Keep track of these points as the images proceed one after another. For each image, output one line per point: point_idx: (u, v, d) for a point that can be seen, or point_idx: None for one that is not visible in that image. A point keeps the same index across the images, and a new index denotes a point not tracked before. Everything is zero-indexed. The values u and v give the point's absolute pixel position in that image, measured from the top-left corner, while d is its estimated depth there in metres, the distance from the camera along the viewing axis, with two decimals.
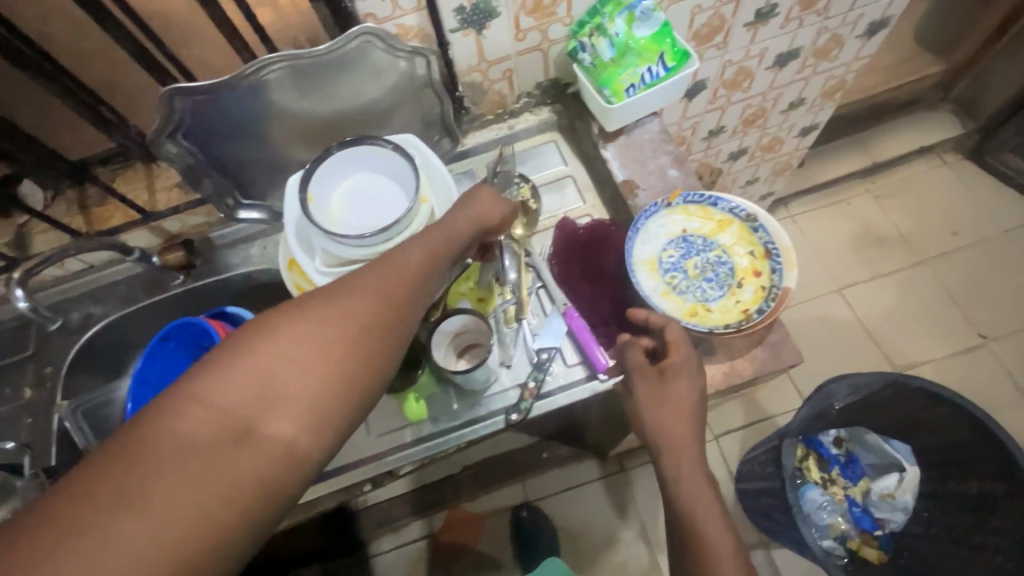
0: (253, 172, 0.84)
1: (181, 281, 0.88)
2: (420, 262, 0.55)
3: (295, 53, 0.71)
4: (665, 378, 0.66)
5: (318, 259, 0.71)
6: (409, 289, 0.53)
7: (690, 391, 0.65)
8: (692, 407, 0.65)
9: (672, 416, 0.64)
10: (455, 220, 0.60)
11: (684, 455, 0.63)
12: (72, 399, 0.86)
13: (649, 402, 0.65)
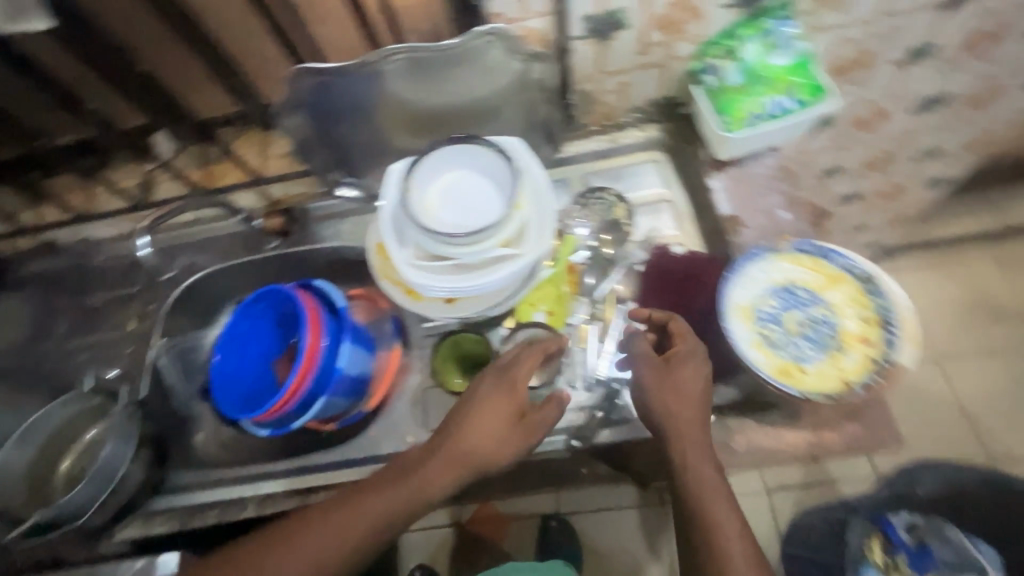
0: (357, 152, 0.87)
1: (275, 246, 0.93)
2: (381, 508, 0.59)
3: (417, 46, 0.72)
4: (668, 364, 0.63)
5: (407, 250, 0.71)
6: (361, 537, 0.59)
7: (694, 373, 0.62)
8: (700, 393, 0.61)
9: (678, 399, 0.61)
10: (451, 449, 0.60)
11: (694, 448, 0.59)
12: (168, 338, 0.88)
13: (655, 388, 0.62)
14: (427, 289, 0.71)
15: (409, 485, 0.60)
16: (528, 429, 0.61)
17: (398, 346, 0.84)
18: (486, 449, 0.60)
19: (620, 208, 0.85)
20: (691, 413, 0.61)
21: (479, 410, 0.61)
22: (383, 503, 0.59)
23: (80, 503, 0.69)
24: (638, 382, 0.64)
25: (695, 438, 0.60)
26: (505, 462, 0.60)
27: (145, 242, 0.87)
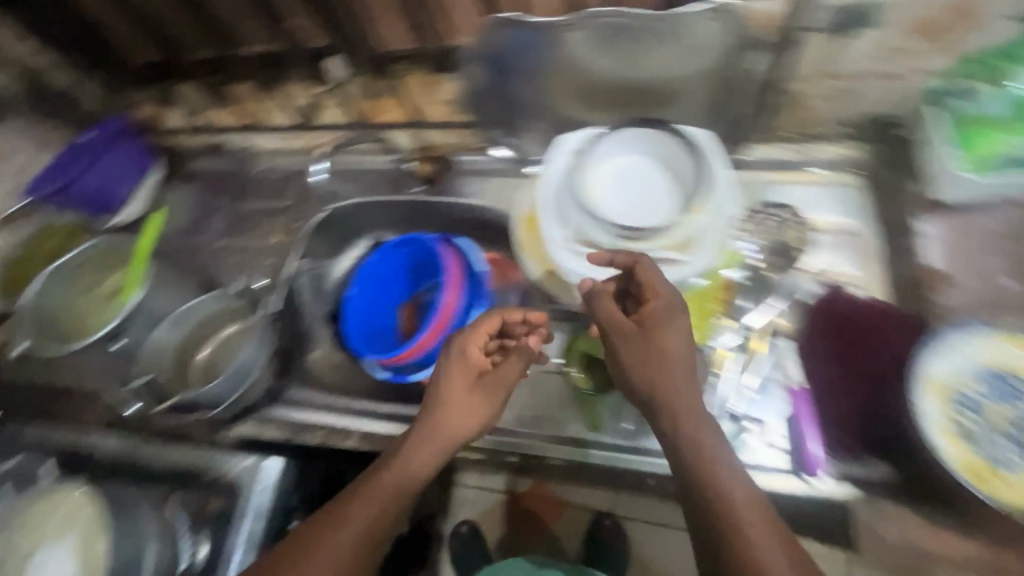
0: (521, 113, 0.83)
1: (418, 191, 0.92)
2: (416, 459, 0.61)
3: (620, 11, 0.65)
4: (645, 329, 0.57)
5: (561, 229, 0.67)
6: (401, 487, 0.59)
7: (678, 341, 0.56)
8: (683, 356, 0.55)
9: (658, 374, 0.54)
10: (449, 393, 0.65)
11: (710, 435, 0.52)
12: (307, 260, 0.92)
13: (632, 359, 0.56)
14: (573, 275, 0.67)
15: (394, 471, 0.60)
16: (494, 393, 0.67)
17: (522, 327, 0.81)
18: (463, 425, 0.64)
19: (795, 232, 0.76)
20: (677, 380, 0.55)
21: (452, 389, 0.65)
22: (412, 457, 0.61)
23: (217, 395, 0.75)
24: (615, 352, 0.58)
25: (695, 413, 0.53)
26: (480, 426, 0.66)
27: (325, 166, 0.98)
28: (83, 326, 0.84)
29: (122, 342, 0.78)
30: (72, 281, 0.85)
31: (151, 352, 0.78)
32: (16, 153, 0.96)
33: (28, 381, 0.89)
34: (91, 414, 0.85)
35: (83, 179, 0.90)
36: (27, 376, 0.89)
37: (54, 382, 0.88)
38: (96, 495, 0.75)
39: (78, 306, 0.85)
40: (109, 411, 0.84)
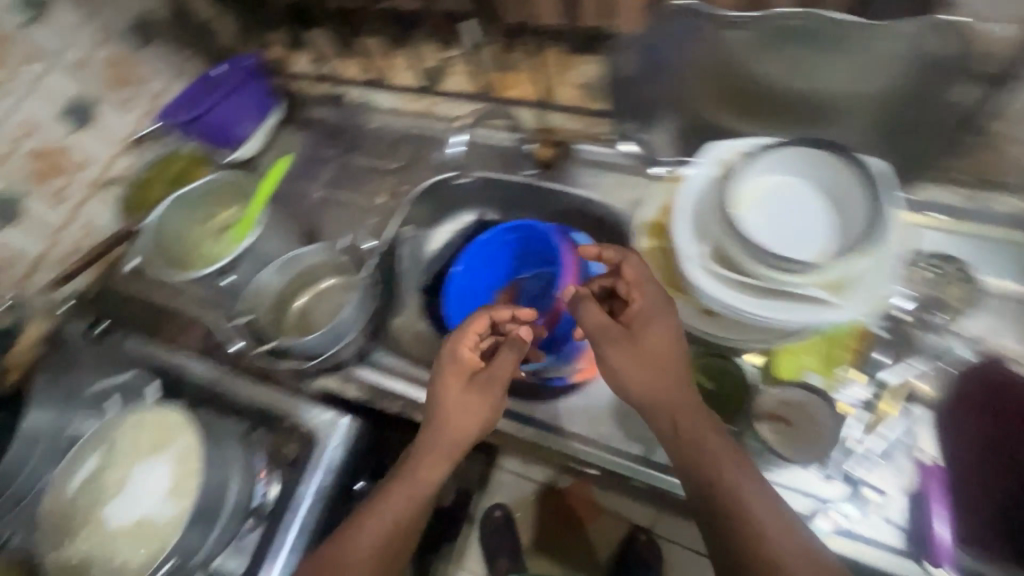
0: (661, 109, 0.78)
1: (531, 174, 0.89)
2: (424, 471, 0.63)
3: (808, 11, 0.60)
4: (633, 331, 0.60)
5: (698, 242, 0.61)
6: (414, 500, 0.62)
7: (665, 339, 0.59)
8: (670, 352, 0.59)
9: (657, 380, 0.57)
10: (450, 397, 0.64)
11: (715, 439, 0.55)
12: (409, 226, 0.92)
13: (627, 362, 0.59)
14: (704, 296, 0.61)
15: (404, 485, 0.62)
16: (492, 389, 0.65)
17: None
18: (466, 430, 0.63)
19: (955, 288, 0.68)
20: (671, 380, 0.58)
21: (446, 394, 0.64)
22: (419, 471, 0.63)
23: (318, 345, 0.77)
24: (610, 359, 0.61)
25: (691, 411, 0.57)
26: (486, 424, 0.64)
27: (462, 140, 0.95)
28: (196, 254, 0.88)
29: (231, 279, 0.80)
30: (192, 211, 0.89)
31: (257, 293, 0.80)
32: (156, 76, 1.00)
33: (136, 297, 0.93)
34: (190, 339, 0.89)
35: (211, 113, 0.94)
36: (137, 291, 0.94)
37: (160, 302, 0.92)
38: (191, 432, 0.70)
39: (196, 235, 0.89)
40: (206, 339, 0.88)
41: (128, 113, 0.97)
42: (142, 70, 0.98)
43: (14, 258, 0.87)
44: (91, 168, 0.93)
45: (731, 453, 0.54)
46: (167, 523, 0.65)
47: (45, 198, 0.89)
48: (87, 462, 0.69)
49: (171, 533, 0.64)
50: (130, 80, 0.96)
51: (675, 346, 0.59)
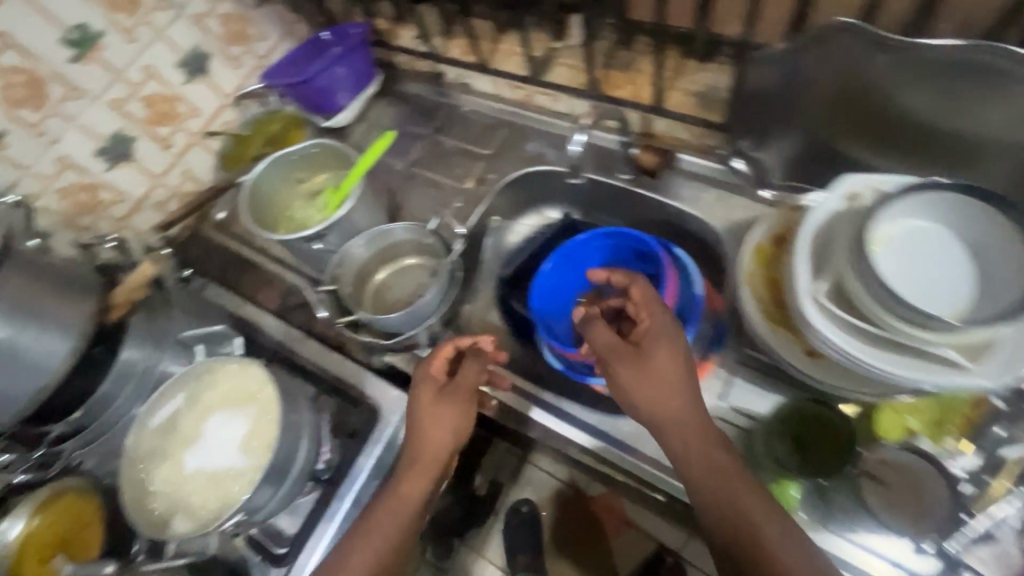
0: (784, 131, 0.72)
1: (626, 179, 0.84)
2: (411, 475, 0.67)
3: (970, 44, 0.55)
4: (643, 352, 0.60)
5: (817, 280, 0.57)
6: (407, 503, 0.66)
7: (673, 362, 0.59)
8: (678, 376, 0.58)
9: (663, 402, 0.58)
10: (424, 413, 0.69)
11: (717, 470, 0.56)
12: (500, 217, 0.94)
13: (634, 386, 0.59)
14: (815, 338, 0.56)
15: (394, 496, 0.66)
16: (461, 398, 0.70)
17: (711, 362, 0.70)
18: (441, 440, 0.69)
19: None
20: (675, 404, 0.58)
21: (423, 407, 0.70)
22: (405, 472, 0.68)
23: (395, 325, 0.76)
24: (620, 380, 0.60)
25: (696, 433, 0.57)
26: (458, 431, 0.70)
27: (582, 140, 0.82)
28: (287, 216, 0.90)
29: (318, 246, 0.81)
30: (286, 172, 0.90)
31: (342, 263, 0.81)
32: (267, 36, 1.02)
33: (226, 249, 0.97)
34: (269, 297, 0.91)
35: (314, 79, 0.96)
36: (226, 243, 0.97)
37: (244, 257, 0.95)
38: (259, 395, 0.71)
39: (289, 196, 0.91)
40: (284, 299, 0.90)
41: (237, 70, 0.99)
42: (255, 28, 0.99)
43: (123, 196, 0.89)
44: (199, 119, 0.96)
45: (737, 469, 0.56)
46: (241, 477, 0.66)
47: (157, 141, 0.91)
48: (170, 402, 0.71)
49: (241, 491, 0.65)
50: (244, 37, 0.98)
51: (683, 366, 0.59)
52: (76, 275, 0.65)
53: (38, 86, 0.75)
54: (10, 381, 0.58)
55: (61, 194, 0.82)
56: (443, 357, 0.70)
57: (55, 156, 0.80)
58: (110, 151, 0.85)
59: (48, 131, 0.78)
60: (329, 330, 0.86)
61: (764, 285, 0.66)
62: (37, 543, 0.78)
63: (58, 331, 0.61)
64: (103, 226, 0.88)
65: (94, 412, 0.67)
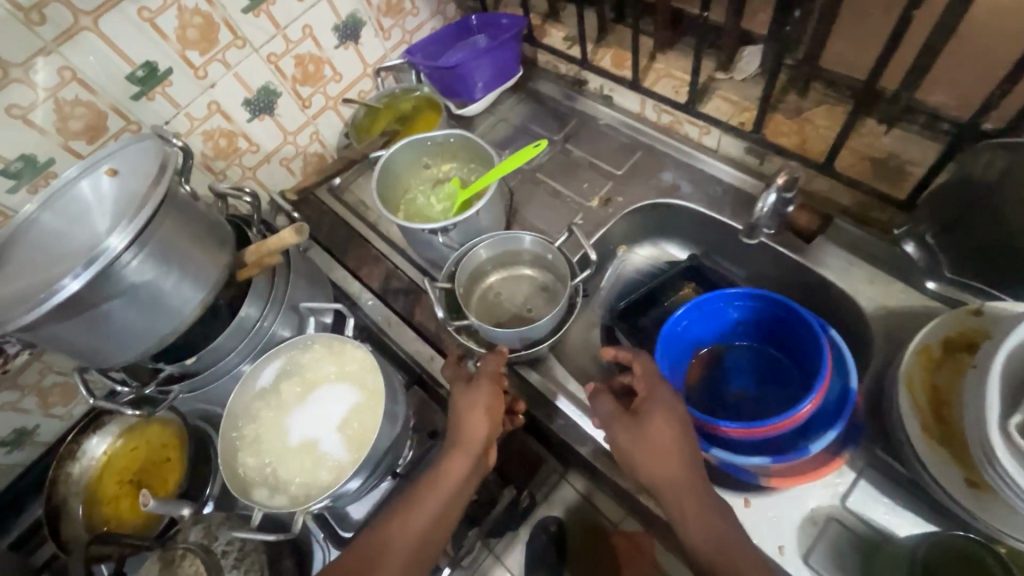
0: (977, 225, 0.63)
1: (767, 234, 0.77)
2: (477, 428, 0.63)
3: None
4: (639, 418, 0.60)
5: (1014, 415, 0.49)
6: (474, 450, 0.63)
7: (670, 427, 0.58)
8: (673, 443, 0.57)
9: (657, 467, 0.57)
10: (463, 398, 0.66)
11: (714, 537, 0.54)
12: (623, 248, 0.91)
13: (630, 450, 0.59)
14: (996, 476, 0.50)
15: (464, 445, 0.63)
16: (485, 386, 0.66)
17: (843, 459, 0.63)
18: (477, 430, 0.64)
19: None
20: (669, 468, 0.57)
21: (456, 401, 0.66)
22: (473, 424, 0.64)
23: (500, 340, 0.73)
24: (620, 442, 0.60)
25: (692, 495, 0.56)
26: (494, 414, 0.65)
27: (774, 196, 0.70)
28: (409, 199, 0.90)
29: (439, 240, 0.79)
30: (417, 155, 0.89)
31: (460, 262, 0.79)
32: (417, 12, 1.00)
33: (336, 215, 0.97)
34: (372, 275, 0.90)
35: (463, 64, 0.93)
36: (338, 211, 0.97)
37: (353, 228, 0.95)
38: (358, 378, 0.71)
39: (413, 178, 0.91)
40: (386, 281, 0.89)
41: (383, 41, 0.98)
42: (410, 4, 0.98)
43: (257, 148, 0.90)
44: (339, 84, 0.96)
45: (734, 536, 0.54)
46: (335, 465, 0.67)
47: (298, 100, 0.91)
48: (274, 365, 0.72)
49: (333, 481, 0.65)
50: (396, 10, 0.97)
51: (682, 434, 0.58)
52: (218, 228, 0.65)
53: (210, 31, 0.76)
54: (143, 321, 0.59)
55: (205, 137, 0.83)
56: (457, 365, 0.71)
57: (208, 101, 0.80)
58: (256, 103, 0.86)
59: (207, 75, 0.79)
60: (428, 322, 0.84)
61: (925, 393, 0.60)
62: (118, 468, 0.84)
63: (194, 283, 0.61)
64: (233, 174, 0.90)
65: (204, 362, 0.67)
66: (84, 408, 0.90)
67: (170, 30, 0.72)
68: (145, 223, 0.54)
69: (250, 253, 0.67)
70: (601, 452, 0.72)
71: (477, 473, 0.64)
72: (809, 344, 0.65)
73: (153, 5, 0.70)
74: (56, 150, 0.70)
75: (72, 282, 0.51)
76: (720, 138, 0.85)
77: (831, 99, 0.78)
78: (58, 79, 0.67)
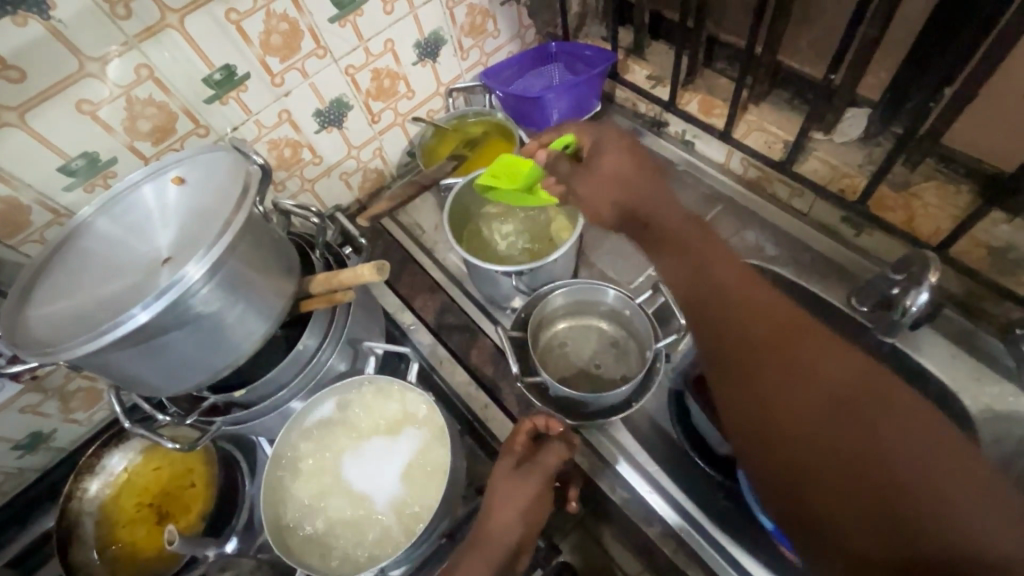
0: None
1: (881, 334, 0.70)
2: (508, 531, 0.60)
3: None
4: (591, 160, 0.66)
5: None
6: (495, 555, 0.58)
7: (618, 160, 0.64)
8: (619, 175, 0.63)
9: (617, 197, 0.63)
10: (506, 488, 0.62)
11: (679, 261, 0.57)
12: None
13: (582, 187, 0.66)
14: None
15: (488, 550, 0.58)
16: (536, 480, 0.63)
17: None
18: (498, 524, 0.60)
19: None
20: (623, 195, 0.63)
21: (496, 485, 0.63)
22: (506, 527, 0.60)
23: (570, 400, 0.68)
24: (576, 197, 0.68)
25: (654, 228, 0.60)
26: (534, 513, 0.62)
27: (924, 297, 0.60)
28: (474, 229, 0.85)
29: (511, 282, 0.74)
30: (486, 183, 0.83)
31: (533, 310, 0.74)
32: (498, 34, 0.96)
33: (390, 237, 0.92)
34: (426, 307, 0.84)
35: (548, 98, 0.88)
36: (395, 232, 0.92)
37: (409, 252, 0.90)
38: (419, 431, 0.67)
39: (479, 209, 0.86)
40: (441, 315, 0.83)
41: (460, 61, 0.93)
42: (493, 25, 0.93)
43: (320, 160, 0.85)
44: (410, 102, 0.91)
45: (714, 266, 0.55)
46: (392, 525, 0.63)
47: (367, 114, 0.86)
48: (323, 406, 0.68)
49: (386, 549, 0.62)
50: (478, 31, 0.92)
51: (634, 164, 0.64)
52: (286, 254, 0.60)
53: (294, 38, 0.71)
54: (202, 354, 0.54)
55: (270, 145, 0.78)
56: (524, 436, 0.64)
57: (279, 108, 0.76)
58: (327, 114, 0.81)
59: (284, 83, 0.74)
60: (484, 366, 0.78)
61: None
62: (139, 488, 0.78)
63: (259, 315, 0.56)
64: (292, 185, 0.85)
65: (253, 395, 0.62)
66: (106, 414, 0.84)
67: (254, 34, 0.68)
68: (221, 252, 0.49)
69: (318, 283, 0.62)
70: (670, 534, 0.66)
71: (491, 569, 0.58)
72: None
73: (242, 8, 0.65)
74: (120, 150, 0.66)
75: (139, 312, 0.47)
76: (816, 202, 0.79)
77: (942, 176, 0.73)
78: (133, 76, 0.62)
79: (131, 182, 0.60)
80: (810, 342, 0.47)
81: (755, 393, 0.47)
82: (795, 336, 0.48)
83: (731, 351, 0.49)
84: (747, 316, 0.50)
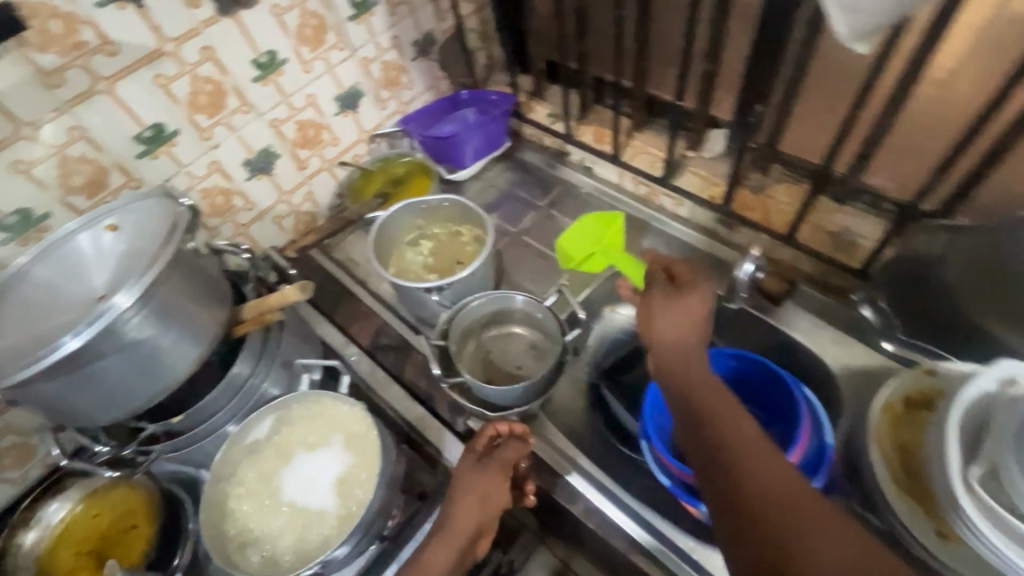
0: (929, 299, 0.70)
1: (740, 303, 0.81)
2: (466, 517, 0.66)
3: None
4: (676, 290, 0.63)
5: (976, 467, 0.54)
6: (458, 542, 0.65)
7: (701, 300, 0.62)
8: (701, 316, 0.61)
9: (678, 328, 0.60)
10: (461, 483, 0.68)
11: (721, 405, 0.54)
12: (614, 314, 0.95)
13: (661, 306, 0.62)
14: (960, 525, 0.54)
15: (449, 540, 0.64)
16: (490, 470, 0.69)
17: None
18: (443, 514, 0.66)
19: None
20: (693, 332, 0.60)
21: (458, 478, 0.69)
22: (467, 518, 0.66)
23: (489, 396, 0.75)
24: (647, 308, 0.64)
25: (700, 369, 0.57)
26: (495, 502, 0.68)
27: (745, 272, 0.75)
28: (401, 256, 0.94)
29: (433, 298, 0.82)
30: (409, 215, 0.93)
31: (453, 320, 0.82)
32: (413, 85, 1.07)
33: (325, 272, 0.98)
34: (361, 331, 0.91)
35: (460, 137, 0.99)
36: (330, 268, 0.98)
37: (343, 285, 0.96)
38: (349, 440, 0.71)
39: (404, 238, 0.95)
40: (376, 337, 0.90)
41: (380, 110, 1.03)
42: (407, 77, 1.04)
43: (252, 206, 0.92)
44: (335, 148, 1.00)
45: (738, 422, 0.53)
46: (330, 526, 0.67)
47: (295, 161, 0.94)
48: (259, 424, 0.73)
49: (326, 547, 0.65)
50: (394, 83, 1.03)
51: (706, 305, 0.62)
52: (217, 283, 0.66)
53: (219, 97, 0.79)
54: (139, 379, 0.58)
55: (202, 194, 0.85)
56: (489, 435, 0.70)
57: (209, 160, 0.83)
58: (255, 163, 0.89)
59: (212, 137, 0.81)
60: (417, 379, 0.84)
61: (894, 449, 0.65)
62: (77, 537, 0.78)
63: (191, 340, 0.61)
64: (226, 230, 0.91)
65: (189, 423, 0.68)
66: (41, 471, 0.84)
67: (181, 95, 0.75)
68: (151, 281, 0.55)
69: (249, 309, 0.69)
70: (591, 511, 0.72)
71: (439, 555, 0.64)
72: (784, 399, 0.71)
73: (169, 73, 0.73)
74: (54, 205, 0.71)
75: (72, 339, 0.51)
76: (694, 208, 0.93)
77: (789, 179, 0.87)
78: (66, 138, 0.69)
79: (66, 231, 0.64)
80: (834, 529, 0.44)
81: (774, 555, 0.44)
82: (811, 511, 0.46)
83: (748, 506, 0.47)
84: (768, 485, 0.48)
